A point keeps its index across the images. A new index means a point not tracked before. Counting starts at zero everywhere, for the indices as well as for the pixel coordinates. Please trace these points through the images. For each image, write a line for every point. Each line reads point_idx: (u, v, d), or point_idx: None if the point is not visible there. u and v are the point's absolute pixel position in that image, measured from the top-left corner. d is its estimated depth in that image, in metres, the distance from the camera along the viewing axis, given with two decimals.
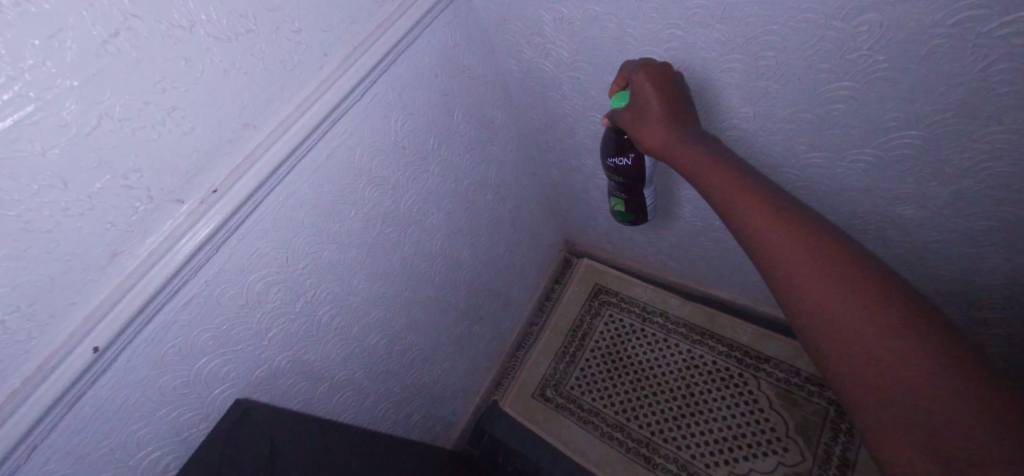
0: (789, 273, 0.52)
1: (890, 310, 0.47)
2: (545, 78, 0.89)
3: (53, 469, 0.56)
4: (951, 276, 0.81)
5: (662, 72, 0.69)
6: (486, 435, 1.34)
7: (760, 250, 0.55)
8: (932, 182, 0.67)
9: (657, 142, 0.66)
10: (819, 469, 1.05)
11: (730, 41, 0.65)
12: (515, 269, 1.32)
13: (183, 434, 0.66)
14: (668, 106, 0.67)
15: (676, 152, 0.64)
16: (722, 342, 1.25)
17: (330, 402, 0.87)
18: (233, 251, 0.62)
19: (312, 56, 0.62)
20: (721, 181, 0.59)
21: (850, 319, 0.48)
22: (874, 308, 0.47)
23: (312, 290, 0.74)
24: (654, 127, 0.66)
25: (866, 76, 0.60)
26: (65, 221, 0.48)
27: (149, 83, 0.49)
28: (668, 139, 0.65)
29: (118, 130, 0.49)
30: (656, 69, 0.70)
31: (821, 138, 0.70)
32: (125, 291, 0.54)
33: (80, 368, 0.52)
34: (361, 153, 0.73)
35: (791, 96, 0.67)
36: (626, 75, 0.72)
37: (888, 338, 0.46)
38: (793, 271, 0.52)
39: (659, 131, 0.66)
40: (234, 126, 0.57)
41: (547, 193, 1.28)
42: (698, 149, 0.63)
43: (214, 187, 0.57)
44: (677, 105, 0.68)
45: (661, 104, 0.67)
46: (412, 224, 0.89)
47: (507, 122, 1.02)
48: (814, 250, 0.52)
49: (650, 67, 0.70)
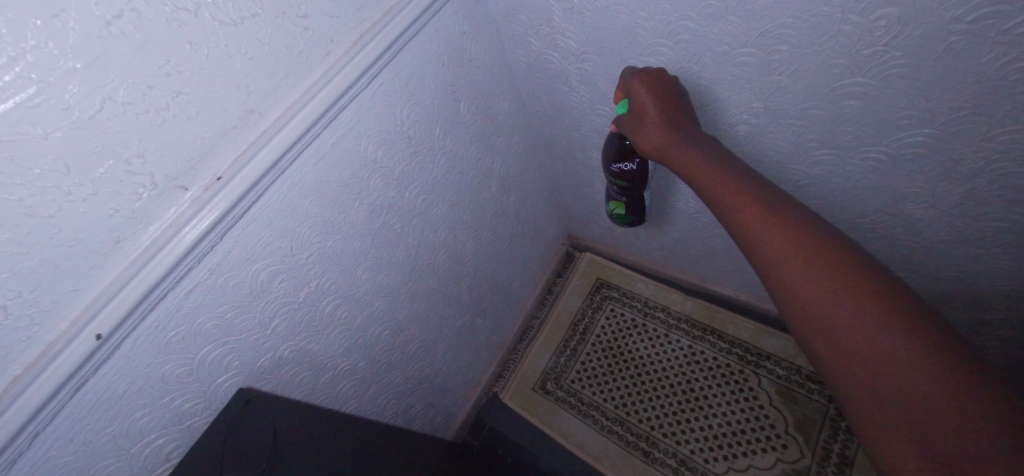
0: (787, 275, 0.52)
1: (889, 306, 0.46)
2: (552, 69, 0.88)
3: (56, 456, 0.55)
4: (957, 277, 0.80)
5: (659, 75, 0.70)
6: (486, 426, 1.34)
7: (758, 251, 0.55)
8: (945, 181, 0.67)
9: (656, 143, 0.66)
10: (817, 466, 1.05)
11: (744, 34, 0.64)
12: (518, 262, 1.31)
13: (186, 422, 0.66)
14: (665, 108, 0.68)
15: (676, 154, 0.65)
16: (723, 338, 1.25)
17: (332, 392, 0.87)
18: (236, 240, 0.61)
19: (318, 43, 0.61)
20: (719, 182, 0.59)
21: (848, 317, 0.48)
22: (873, 303, 0.47)
23: (316, 280, 0.74)
24: (653, 129, 0.67)
25: (881, 72, 0.59)
26: (67, 206, 0.48)
27: (153, 67, 0.48)
28: (667, 141, 0.65)
29: (121, 114, 0.48)
30: (652, 73, 0.71)
31: (831, 136, 0.70)
32: (128, 278, 0.53)
33: (82, 355, 0.52)
34: (366, 143, 0.72)
35: (803, 91, 0.66)
36: (624, 80, 0.73)
37: (887, 335, 0.46)
38: (791, 267, 0.52)
39: (658, 133, 0.66)
40: (239, 112, 0.56)
41: (552, 186, 1.27)
42: (697, 150, 0.63)
43: (219, 175, 0.56)
44: (675, 107, 0.68)
45: (658, 106, 0.68)
46: (416, 215, 0.88)
47: (512, 114, 1.01)
48: (812, 250, 0.51)
49: (647, 71, 0.71)
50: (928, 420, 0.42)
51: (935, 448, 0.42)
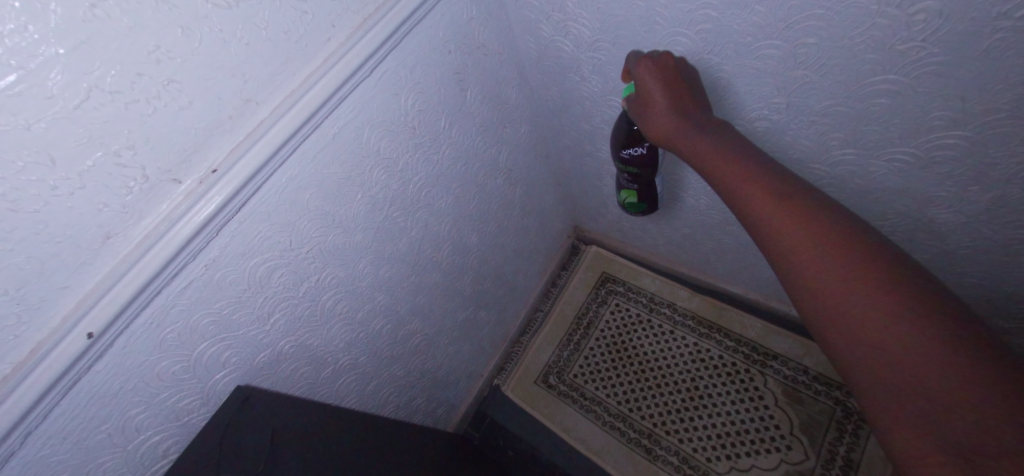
0: (798, 262, 0.49)
1: (903, 293, 0.44)
2: (563, 58, 0.85)
3: (49, 455, 0.54)
4: (979, 282, 0.78)
5: (665, 59, 0.67)
6: (488, 419, 1.33)
7: (768, 239, 0.52)
8: (973, 185, 0.64)
9: (664, 128, 0.64)
10: (821, 469, 1.03)
11: (769, 25, 0.61)
12: (523, 255, 1.29)
13: (183, 419, 0.65)
14: (674, 94, 0.64)
15: (684, 139, 0.62)
16: (730, 336, 1.23)
17: (333, 386, 0.85)
18: (233, 234, 0.59)
19: (318, 27, 0.58)
20: (729, 168, 0.57)
21: (859, 304, 0.45)
22: (886, 289, 0.45)
23: (316, 275, 0.72)
24: (660, 114, 0.64)
25: (915, 69, 0.56)
26: (54, 200, 0.46)
27: (142, 54, 0.46)
28: (675, 125, 0.63)
29: (109, 104, 0.46)
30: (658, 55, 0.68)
31: (856, 134, 0.67)
32: (120, 274, 0.51)
33: (74, 354, 0.50)
34: (369, 133, 0.69)
35: (829, 87, 0.63)
36: (630, 62, 0.70)
37: (898, 323, 0.43)
38: (801, 253, 0.49)
39: (665, 117, 0.64)
40: (235, 102, 0.54)
41: (559, 178, 1.25)
42: (707, 136, 0.61)
43: (214, 167, 0.54)
44: (685, 94, 0.65)
45: (665, 89, 0.65)
46: (420, 207, 0.86)
47: (521, 104, 0.98)
48: (824, 236, 0.49)
49: (653, 53, 0.68)
50: (942, 414, 0.40)
51: (950, 444, 0.39)
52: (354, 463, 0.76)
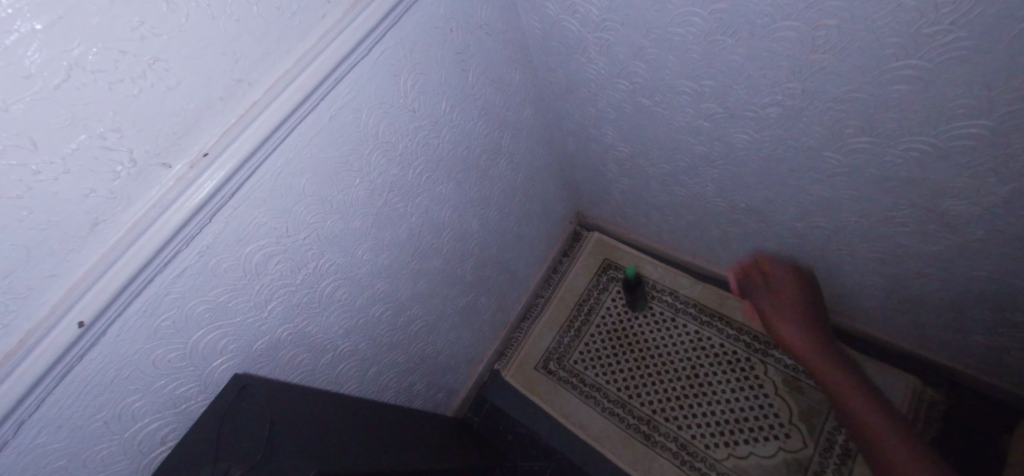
0: (861, 417, 0.64)
1: (913, 442, 0.60)
2: (569, 38, 0.83)
3: (44, 443, 0.53)
4: (989, 276, 0.77)
5: (775, 269, 0.82)
6: (488, 404, 1.33)
7: (840, 395, 0.67)
8: (992, 176, 0.63)
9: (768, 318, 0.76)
10: (820, 457, 1.02)
11: (788, 6, 0.58)
12: (525, 241, 1.28)
13: (181, 406, 0.64)
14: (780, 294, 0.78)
15: (776, 317, 0.76)
16: (731, 324, 1.22)
17: (333, 373, 0.84)
18: (227, 220, 0.57)
19: (314, 3, 0.55)
20: (808, 348, 0.71)
21: (886, 443, 0.61)
22: (903, 436, 0.61)
23: (313, 261, 0.70)
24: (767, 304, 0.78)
25: (940, 55, 0.54)
26: (37, 185, 0.44)
27: (125, 30, 0.44)
28: (780, 310, 0.76)
29: (91, 83, 0.44)
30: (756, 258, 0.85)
31: (872, 122, 0.65)
32: (110, 262, 0.49)
33: (65, 342, 0.49)
34: (367, 116, 0.67)
35: (847, 72, 0.61)
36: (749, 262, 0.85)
37: (912, 462, 0.58)
38: (852, 402, 0.65)
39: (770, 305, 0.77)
40: (225, 82, 0.51)
41: (562, 163, 1.23)
42: (791, 318, 0.75)
43: (205, 151, 0.52)
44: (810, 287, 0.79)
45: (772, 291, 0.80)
46: (421, 192, 0.84)
47: (524, 86, 0.96)
48: (868, 406, 0.65)
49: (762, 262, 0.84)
50: None
51: None
52: (354, 439, 0.75)
